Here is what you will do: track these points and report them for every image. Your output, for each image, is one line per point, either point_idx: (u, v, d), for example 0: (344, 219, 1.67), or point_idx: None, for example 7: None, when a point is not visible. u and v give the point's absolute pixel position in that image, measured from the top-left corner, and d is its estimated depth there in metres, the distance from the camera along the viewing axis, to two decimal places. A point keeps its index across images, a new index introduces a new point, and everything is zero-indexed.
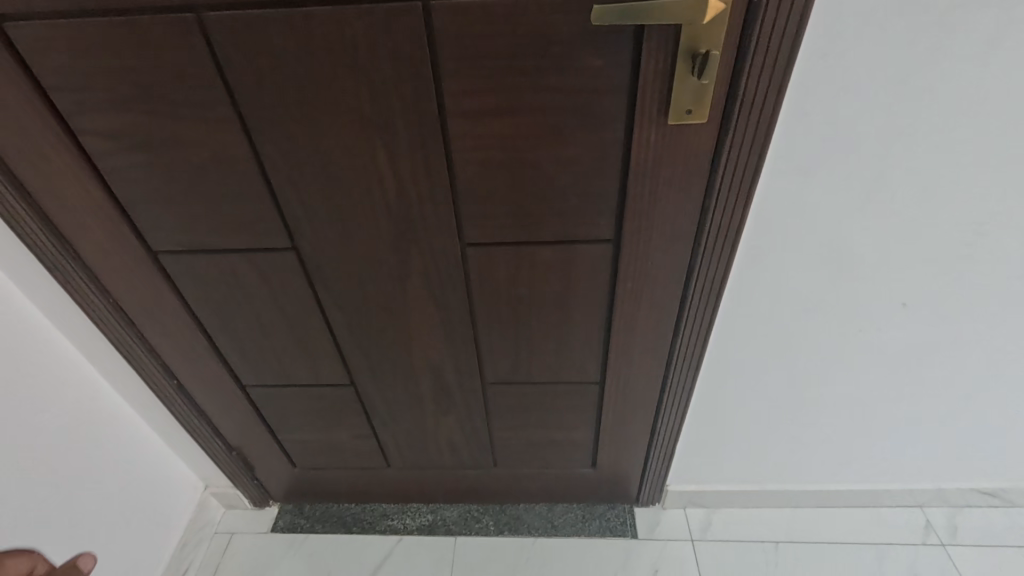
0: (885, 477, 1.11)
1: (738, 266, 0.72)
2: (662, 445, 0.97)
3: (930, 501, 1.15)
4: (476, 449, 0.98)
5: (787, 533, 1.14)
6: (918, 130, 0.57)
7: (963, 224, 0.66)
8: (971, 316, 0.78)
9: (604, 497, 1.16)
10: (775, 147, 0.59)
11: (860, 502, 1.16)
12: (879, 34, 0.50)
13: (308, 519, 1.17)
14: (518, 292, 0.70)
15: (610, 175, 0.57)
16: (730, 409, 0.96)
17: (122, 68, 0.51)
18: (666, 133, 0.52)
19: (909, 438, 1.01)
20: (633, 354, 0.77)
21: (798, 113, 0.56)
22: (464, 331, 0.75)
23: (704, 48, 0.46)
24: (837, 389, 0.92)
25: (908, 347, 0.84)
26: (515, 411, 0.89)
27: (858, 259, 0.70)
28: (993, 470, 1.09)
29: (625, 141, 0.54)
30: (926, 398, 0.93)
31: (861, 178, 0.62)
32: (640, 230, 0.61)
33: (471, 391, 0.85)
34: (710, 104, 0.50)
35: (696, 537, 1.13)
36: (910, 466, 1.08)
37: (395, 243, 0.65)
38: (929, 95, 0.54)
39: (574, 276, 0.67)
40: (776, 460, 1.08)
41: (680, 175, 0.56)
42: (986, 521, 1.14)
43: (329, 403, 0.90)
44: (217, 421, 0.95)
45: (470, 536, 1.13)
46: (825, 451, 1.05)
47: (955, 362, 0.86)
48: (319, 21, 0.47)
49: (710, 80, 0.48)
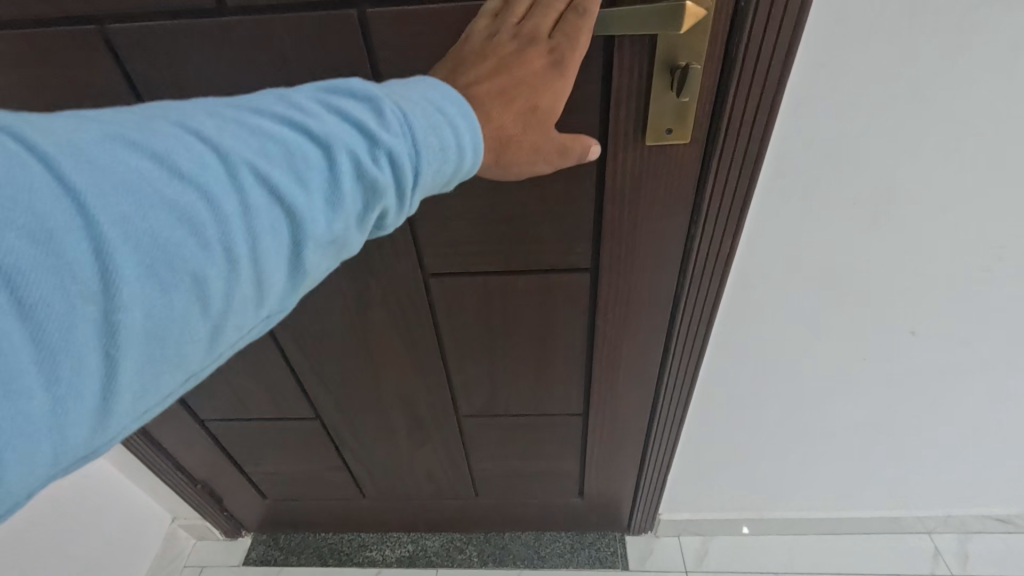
0: (891, 503, 1.05)
1: (730, 291, 0.66)
2: (652, 474, 0.91)
3: (939, 527, 1.09)
4: (456, 481, 0.92)
5: (787, 562, 1.08)
6: (930, 145, 0.51)
7: (979, 246, 0.60)
8: (985, 342, 0.72)
9: (594, 526, 1.10)
10: (768, 166, 0.53)
11: (866, 529, 1.10)
12: (886, 40, 0.44)
13: (283, 551, 1.11)
14: (490, 324, 0.63)
15: (585, 199, 0.51)
16: (725, 436, 0.90)
17: (21, 85, 0.44)
18: (644, 155, 0.46)
19: (917, 465, 0.95)
20: (619, 386, 0.71)
21: (794, 129, 0.50)
22: (434, 364, 0.69)
23: (684, 60, 0.40)
24: (840, 416, 0.86)
25: (916, 374, 0.78)
26: (495, 444, 0.83)
27: (860, 283, 0.65)
28: (1006, 496, 1.02)
29: (599, 164, 0.48)
30: (936, 425, 0.87)
31: (865, 197, 0.56)
32: (620, 259, 0.55)
33: (447, 424, 0.79)
34: (693, 122, 0.44)
35: (691, 567, 1.08)
36: (917, 492, 1.02)
37: (352, 273, 0.59)
38: (941, 107, 0.48)
39: (550, 308, 0.61)
40: (775, 487, 1.02)
41: (662, 198, 0.50)
42: (998, 547, 1.08)
43: (295, 436, 0.85)
44: (178, 455, 0.89)
45: (453, 568, 1.07)
46: (827, 477, 0.99)
47: (967, 388, 0.80)
48: (241, 30, 0.41)
49: (692, 97, 0.42)
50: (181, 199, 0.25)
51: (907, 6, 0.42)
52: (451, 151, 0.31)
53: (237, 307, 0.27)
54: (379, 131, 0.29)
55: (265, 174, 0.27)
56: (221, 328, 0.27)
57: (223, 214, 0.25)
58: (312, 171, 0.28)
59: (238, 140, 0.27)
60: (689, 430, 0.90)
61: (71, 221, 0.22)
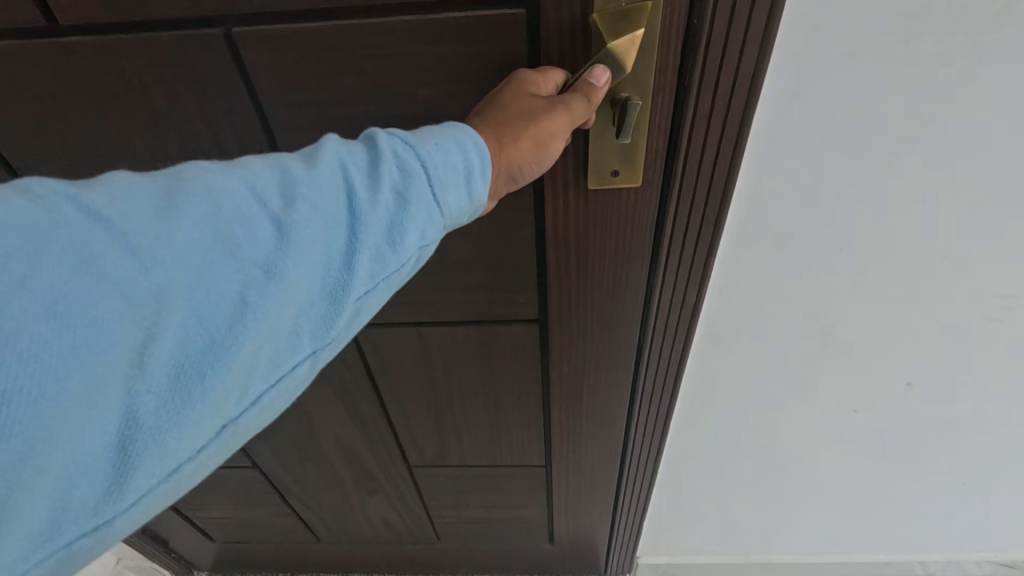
0: (888, 546, 0.98)
1: (701, 338, 0.59)
2: (628, 522, 0.84)
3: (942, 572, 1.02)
4: (417, 529, 0.86)
5: None
6: (929, 184, 0.44)
7: (985, 294, 0.53)
8: (993, 391, 0.65)
9: (571, 568, 1.02)
10: (738, 206, 0.46)
11: (862, 571, 1.03)
12: (872, 65, 0.37)
13: None
14: (431, 379, 0.56)
15: (522, 249, 0.43)
16: (707, 479, 0.84)
17: None
18: (589, 200, 0.39)
19: (916, 510, 0.88)
20: (583, 443, 0.63)
21: (769, 167, 0.43)
22: (375, 417, 0.62)
23: (627, 90, 0.34)
24: (832, 463, 0.78)
25: (915, 422, 0.70)
26: (453, 496, 0.76)
27: (852, 331, 0.57)
28: (1015, 542, 0.95)
29: (537, 207, 0.40)
30: (936, 475, 0.80)
31: (853, 245, 0.48)
32: (570, 314, 0.47)
33: (399, 477, 0.72)
34: (644, 163, 0.37)
35: None
36: (916, 536, 0.95)
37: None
38: (941, 142, 0.41)
39: (497, 363, 0.54)
40: (761, 529, 0.97)
41: (613, 251, 0.42)
42: None
43: (234, 483, 0.77)
44: None
45: None
46: (819, 519, 0.92)
47: (972, 437, 0.72)
48: (127, 61, 0.39)
49: (639, 135, 0.35)
50: (204, 245, 0.20)
51: (896, 24, 0.35)
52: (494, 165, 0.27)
53: (261, 373, 0.22)
54: (413, 160, 0.24)
55: (293, 209, 0.22)
56: (252, 400, 0.22)
57: (245, 260, 0.21)
58: (351, 200, 0.23)
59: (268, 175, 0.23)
60: (666, 473, 0.84)
61: (99, 255, 0.19)
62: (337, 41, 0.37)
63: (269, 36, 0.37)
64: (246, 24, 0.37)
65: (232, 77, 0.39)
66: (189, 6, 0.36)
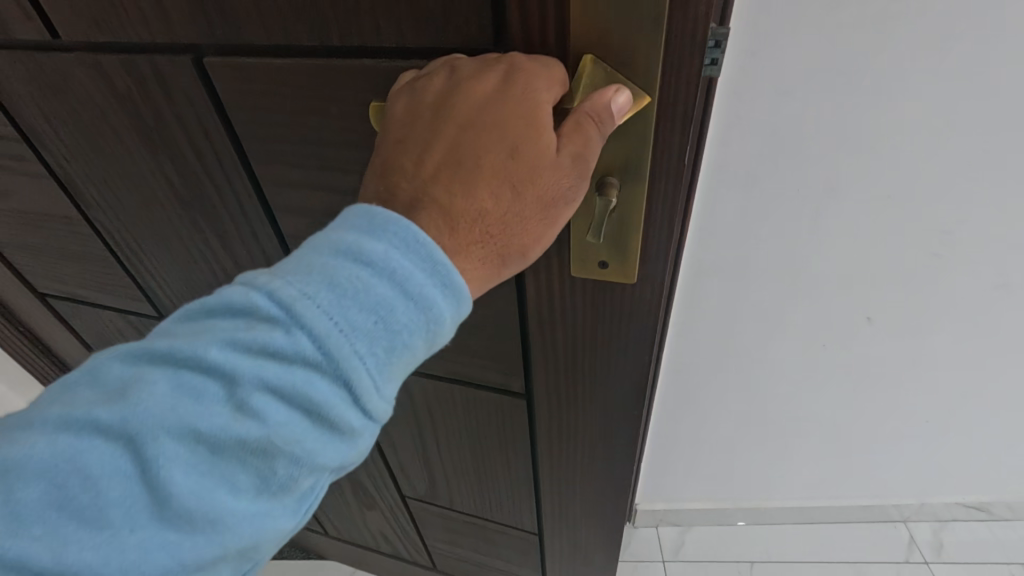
0: (866, 493, 1.07)
1: (687, 274, 0.67)
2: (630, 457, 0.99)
3: (916, 517, 1.10)
4: (412, 556, 0.84)
5: (763, 549, 1.13)
6: (879, 135, 0.49)
7: (933, 243, 0.59)
8: (944, 336, 0.72)
9: None
10: (711, 153, 0.52)
11: (843, 518, 1.11)
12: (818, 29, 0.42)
13: None
14: (418, 423, 0.53)
15: (506, 322, 0.38)
16: (696, 426, 0.94)
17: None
18: (578, 290, 0.33)
19: (887, 456, 0.96)
20: (578, 524, 0.55)
21: (734, 117, 0.49)
22: (367, 448, 0.61)
23: (614, 180, 0.28)
24: (808, 407, 0.87)
25: (878, 367, 0.78)
26: (445, 537, 0.72)
27: (817, 277, 0.64)
28: (979, 488, 1.03)
29: (519, 290, 0.35)
30: (903, 419, 0.87)
31: (816, 195, 0.55)
32: (560, 395, 0.41)
33: (391, 510, 0.70)
34: (640, 258, 0.31)
35: (668, 557, 1.15)
36: (890, 482, 1.03)
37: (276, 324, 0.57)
38: (887, 97, 0.46)
39: (479, 424, 0.47)
40: (747, 479, 1.06)
41: (606, 324, 0.35)
42: (970, 535, 1.10)
43: None
44: None
45: None
46: (799, 466, 1.01)
47: (932, 382, 0.80)
48: (120, 78, 0.42)
49: (632, 226, 0.29)
50: None
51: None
52: (406, 338, 0.23)
53: None
54: (277, 389, 0.22)
55: (102, 524, 0.20)
56: None
57: None
58: (183, 479, 0.21)
59: (87, 464, 0.21)
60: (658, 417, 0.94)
61: None
62: (299, 74, 0.35)
63: (235, 64, 0.37)
64: (216, 52, 0.37)
65: (203, 101, 0.41)
66: (164, 34, 0.37)
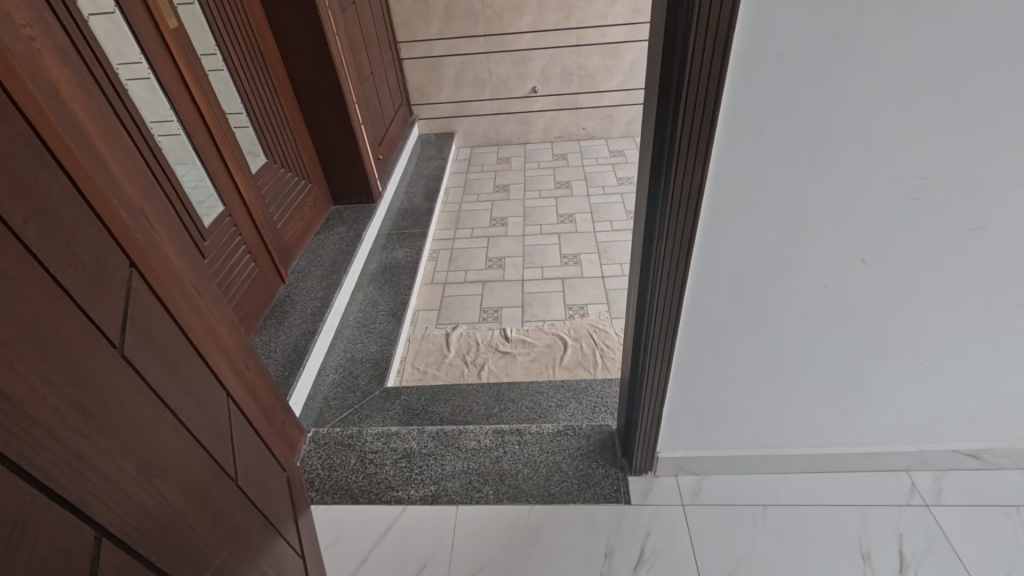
0: (870, 440, 1.18)
1: (707, 217, 0.79)
2: (650, 404, 1.09)
3: (916, 464, 1.21)
4: (290, 493, 1.13)
5: (776, 496, 1.21)
6: (852, 95, 0.66)
7: (905, 180, 0.75)
8: (931, 272, 0.86)
9: (506, 477, 1.30)
10: (729, 108, 0.68)
11: (849, 466, 1.22)
12: (803, 6, 0.59)
13: (319, 492, 1.32)
14: (160, 452, 0.69)
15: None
16: (712, 378, 1.04)
17: None
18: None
19: (890, 400, 1.09)
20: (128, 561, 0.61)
21: (745, 75, 0.65)
22: (200, 412, 0.84)
23: None
24: (814, 348, 0.99)
25: (873, 303, 0.91)
26: (258, 465, 1.01)
27: (815, 216, 0.79)
28: (975, 431, 1.15)
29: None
30: (894, 359, 1.00)
31: (808, 145, 0.71)
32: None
33: (246, 433, 1.01)
34: None
35: (687, 501, 1.22)
36: (895, 428, 1.15)
37: (168, 359, 0.79)
38: (851, 62, 0.64)
39: (121, 516, 0.61)
40: (758, 429, 1.16)
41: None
42: (973, 483, 1.19)
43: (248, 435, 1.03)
44: (230, 355, 1.07)
45: (472, 504, 1.27)
46: (811, 412, 1.12)
47: (918, 321, 0.94)
48: None
49: None
50: None
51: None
52: None
53: None
54: None
55: None
56: None
57: None
58: None
59: None
60: (680, 367, 1.02)
61: None
62: None
63: None
64: None
65: None
66: None
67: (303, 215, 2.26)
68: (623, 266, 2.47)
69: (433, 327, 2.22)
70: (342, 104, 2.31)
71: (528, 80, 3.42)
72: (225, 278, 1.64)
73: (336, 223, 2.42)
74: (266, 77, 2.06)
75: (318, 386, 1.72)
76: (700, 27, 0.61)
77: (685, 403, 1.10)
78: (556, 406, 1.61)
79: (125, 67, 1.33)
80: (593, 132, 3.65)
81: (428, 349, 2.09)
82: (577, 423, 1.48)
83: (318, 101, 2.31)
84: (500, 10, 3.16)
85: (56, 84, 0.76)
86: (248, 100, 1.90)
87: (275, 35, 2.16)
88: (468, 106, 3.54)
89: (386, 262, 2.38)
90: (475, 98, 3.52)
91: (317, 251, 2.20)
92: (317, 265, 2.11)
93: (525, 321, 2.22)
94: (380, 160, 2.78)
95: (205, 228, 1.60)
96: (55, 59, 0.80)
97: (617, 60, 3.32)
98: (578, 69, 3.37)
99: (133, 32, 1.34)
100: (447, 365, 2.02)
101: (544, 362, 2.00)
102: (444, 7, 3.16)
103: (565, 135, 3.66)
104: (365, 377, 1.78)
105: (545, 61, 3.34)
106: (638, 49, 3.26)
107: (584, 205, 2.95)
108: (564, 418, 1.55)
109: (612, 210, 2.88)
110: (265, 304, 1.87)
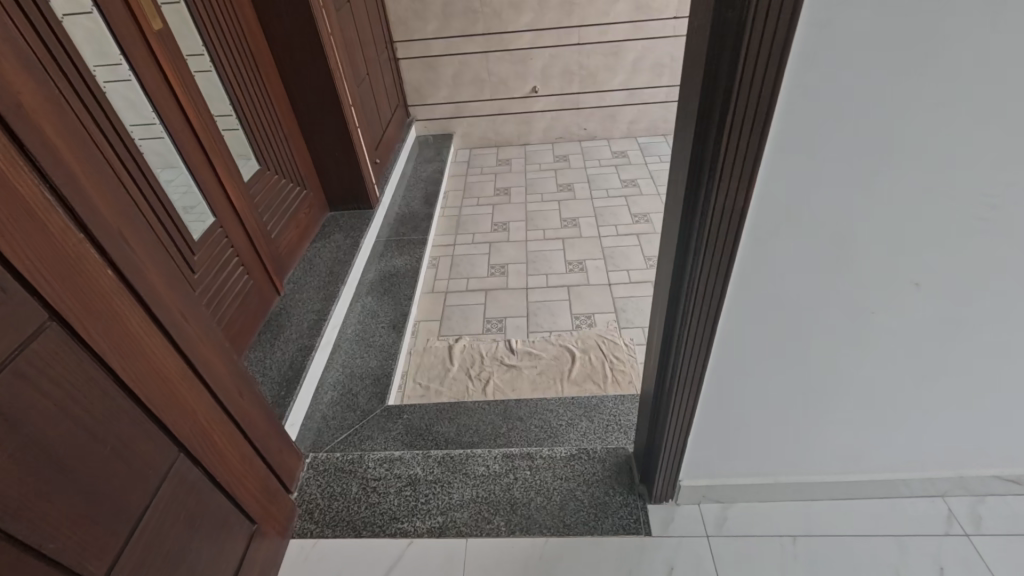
0: (904, 466, 1.11)
1: (747, 240, 0.72)
2: (673, 432, 1.02)
3: (953, 490, 1.15)
4: (235, 558, 1.00)
5: (805, 526, 1.14)
6: (921, 103, 0.58)
7: (970, 199, 0.68)
8: (988, 295, 0.79)
9: (508, 514, 1.21)
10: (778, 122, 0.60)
11: (880, 492, 1.15)
12: (864, 14, 0.52)
13: (317, 524, 1.23)
14: None
15: None
16: (740, 403, 0.97)
17: None
18: None
19: (929, 425, 1.02)
20: None
21: (797, 85, 0.57)
22: (79, 505, 0.68)
23: None
24: (855, 374, 0.91)
25: (919, 329, 0.84)
26: (175, 544, 0.85)
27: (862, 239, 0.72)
28: (1017, 457, 1.09)
29: None
30: (936, 384, 0.93)
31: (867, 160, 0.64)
32: None
33: (179, 501, 0.86)
34: None
35: (711, 532, 1.15)
36: (931, 454, 1.08)
37: (40, 445, 0.63)
38: (923, 72, 0.56)
39: None
40: (788, 456, 1.09)
41: None
42: (1012, 510, 1.13)
43: (187, 504, 0.88)
44: (217, 386, 0.98)
45: (482, 537, 1.19)
46: (847, 437, 1.05)
47: (968, 345, 0.87)
48: None
49: None
50: None
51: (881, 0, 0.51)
52: None
53: None
54: None
55: None
56: None
57: None
58: None
59: None
60: (710, 392, 0.95)
61: None
62: None
63: None
64: None
65: None
66: None
67: (298, 222, 2.17)
68: (630, 273, 2.39)
69: (435, 338, 2.14)
70: (338, 107, 2.22)
71: (528, 80, 3.33)
72: (215, 293, 1.55)
73: (333, 230, 2.33)
74: (258, 80, 1.96)
75: (316, 405, 1.63)
76: (755, 30, 0.53)
77: (711, 430, 1.03)
78: (567, 425, 1.53)
79: (104, 69, 1.24)
80: (595, 133, 3.57)
81: (430, 363, 2.01)
82: (591, 445, 1.41)
83: (313, 104, 2.22)
84: (499, 8, 3.07)
85: (18, 98, 0.67)
86: (240, 105, 1.81)
87: (266, 36, 2.07)
88: (467, 106, 3.45)
89: (385, 271, 2.30)
90: (474, 98, 3.43)
91: (312, 261, 2.11)
92: (313, 275, 2.02)
93: (531, 331, 2.15)
94: (377, 164, 2.68)
95: (194, 241, 1.51)
96: (20, 69, 0.71)
97: (619, 59, 3.24)
98: (579, 68, 3.29)
99: (112, 30, 1.23)
100: (451, 378, 1.94)
101: (551, 375, 1.92)
102: (442, 5, 3.06)
103: (566, 136, 3.59)
104: (365, 395, 1.69)
105: (546, 61, 3.25)
106: (641, 47, 3.18)
107: (587, 208, 2.88)
108: (576, 438, 1.48)
109: (617, 213, 2.80)
110: (259, 318, 1.78)
